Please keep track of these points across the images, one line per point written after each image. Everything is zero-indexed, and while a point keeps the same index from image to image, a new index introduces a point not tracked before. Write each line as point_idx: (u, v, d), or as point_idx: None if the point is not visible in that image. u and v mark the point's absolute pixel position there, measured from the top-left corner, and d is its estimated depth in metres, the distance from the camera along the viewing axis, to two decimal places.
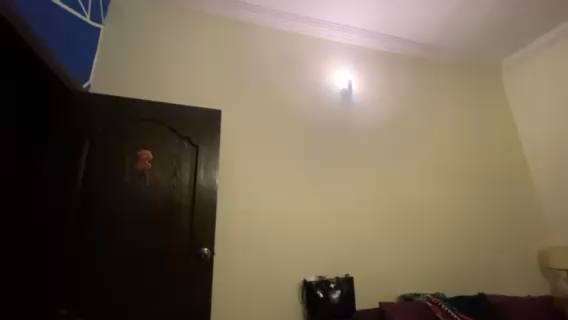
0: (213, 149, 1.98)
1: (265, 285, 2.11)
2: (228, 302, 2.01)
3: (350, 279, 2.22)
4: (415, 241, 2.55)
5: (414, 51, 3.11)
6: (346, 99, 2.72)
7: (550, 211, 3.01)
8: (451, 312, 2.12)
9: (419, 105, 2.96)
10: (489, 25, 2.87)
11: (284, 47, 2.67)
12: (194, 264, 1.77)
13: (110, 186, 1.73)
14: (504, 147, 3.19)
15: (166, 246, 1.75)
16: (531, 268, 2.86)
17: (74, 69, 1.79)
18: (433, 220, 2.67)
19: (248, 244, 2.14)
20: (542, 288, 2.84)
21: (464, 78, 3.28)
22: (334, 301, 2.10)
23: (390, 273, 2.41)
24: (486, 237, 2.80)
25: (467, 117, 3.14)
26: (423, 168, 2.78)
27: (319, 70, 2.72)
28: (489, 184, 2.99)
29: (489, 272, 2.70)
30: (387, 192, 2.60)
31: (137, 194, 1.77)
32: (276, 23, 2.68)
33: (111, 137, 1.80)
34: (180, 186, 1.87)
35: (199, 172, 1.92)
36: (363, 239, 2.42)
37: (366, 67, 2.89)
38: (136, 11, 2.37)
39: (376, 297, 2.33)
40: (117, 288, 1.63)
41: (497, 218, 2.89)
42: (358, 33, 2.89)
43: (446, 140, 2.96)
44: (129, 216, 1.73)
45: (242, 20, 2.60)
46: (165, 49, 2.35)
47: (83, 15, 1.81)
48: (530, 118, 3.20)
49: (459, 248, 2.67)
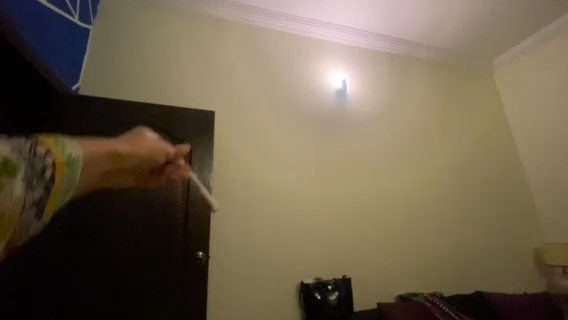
0: (206, 151, 1.96)
1: (263, 288, 2.08)
2: (224, 306, 1.97)
3: (348, 279, 2.19)
4: (412, 240, 2.55)
5: (408, 50, 3.12)
6: (341, 99, 2.71)
7: (543, 207, 3.05)
8: (451, 312, 2.10)
9: (413, 104, 2.97)
10: (482, 24, 2.90)
11: (278, 47, 2.66)
12: (188, 268, 1.74)
13: (101, 189, 1.70)
14: (498, 145, 3.22)
15: (159, 250, 1.72)
16: (527, 265, 2.87)
17: (62, 71, 1.73)
18: (429, 218, 2.67)
19: (244, 247, 2.11)
20: (538, 286, 2.85)
21: (457, 76, 3.30)
22: (332, 303, 2.08)
23: (388, 273, 2.40)
24: (482, 235, 2.81)
25: (462, 116, 3.16)
26: (419, 167, 2.79)
27: (314, 70, 2.71)
28: (483, 181, 3.01)
29: (486, 270, 2.72)
30: (383, 192, 2.60)
31: (130, 198, 1.74)
32: (270, 23, 2.67)
33: None
34: (174, 188, 1.84)
35: (192, 174, 1.89)
36: (360, 239, 2.40)
37: (360, 67, 2.88)
38: (126, 12, 2.33)
39: (374, 297, 2.32)
40: (107, 295, 1.58)
41: (493, 216, 2.91)
42: (352, 33, 2.90)
43: (440, 139, 2.97)
44: (121, 220, 1.69)
45: (237, 20, 2.59)
46: (157, 50, 2.32)
47: (70, 15, 1.75)
48: (523, 116, 3.24)
49: (456, 247, 2.68)
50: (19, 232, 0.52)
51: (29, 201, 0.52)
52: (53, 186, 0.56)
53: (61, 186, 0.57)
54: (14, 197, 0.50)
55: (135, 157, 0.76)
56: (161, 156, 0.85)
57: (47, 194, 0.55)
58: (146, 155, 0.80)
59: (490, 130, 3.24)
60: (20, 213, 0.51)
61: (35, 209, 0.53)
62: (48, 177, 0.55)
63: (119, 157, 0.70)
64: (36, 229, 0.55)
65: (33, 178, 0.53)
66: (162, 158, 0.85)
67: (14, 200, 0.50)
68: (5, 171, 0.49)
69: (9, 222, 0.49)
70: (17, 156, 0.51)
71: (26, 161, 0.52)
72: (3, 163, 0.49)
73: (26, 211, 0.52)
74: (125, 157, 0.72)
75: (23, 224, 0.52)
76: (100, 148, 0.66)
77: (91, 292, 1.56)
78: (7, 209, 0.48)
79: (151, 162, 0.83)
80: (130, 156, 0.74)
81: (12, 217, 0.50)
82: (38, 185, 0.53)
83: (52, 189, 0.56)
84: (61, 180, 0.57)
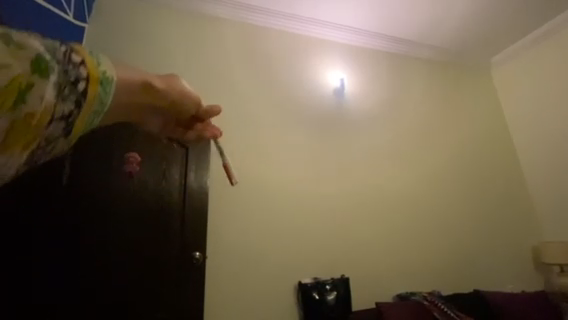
0: (203, 151, 1.95)
1: (261, 288, 2.07)
2: (222, 306, 1.96)
3: (346, 279, 2.19)
4: (410, 239, 2.55)
5: (405, 49, 3.11)
6: (339, 98, 2.70)
7: (541, 206, 3.06)
8: (448, 311, 2.12)
9: (411, 103, 2.97)
10: (480, 23, 2.90)
11: (276, 45, 2.65)
12: (185, 268, 1.73)
13: (96, 189, 1.67)
14: (495, 144, 3.22)
15: (156, 250, 1.70)
16: (525, 264, 2.88)
17: None
18: (427, 217, 2.67)
19: (241, 246, 2.10)
20: (536, 284, 2.86)
21: (455, 76, 3.30)
22: (330, 303, 2.08)
23: (386, 272, 2.40)
24: (481, 233, 2.81)
25: (459, 115, 3.16)
26: (417, 166, 2.79)
27: (312, 69, 2.70)
28: (481, 180, 3.01)
29: (483, 269, 2.72)
30: (381, 191, 2.59)
31: (126, 198, 1.72)
32: (267, 22, 2.66)
33: (96, 140, 1.74)
34: (170, 188, 1.82)
35: (189, 173, 1.88)
36: (358, 238, 2.40)
37: (358, 66, 2.88)
38: (122, 10, 2.30)
39: (372, 297, 2.31)
40: (102, 297, 1.56)
41: (490, 214, 2.92)
42: (350, 31, 2.89)
43: (438, 138, 2.97)
44: (118, 219, 1.67)
45: (234, 19, 2.57)
46: (153, 49, 2.30)
47: (65, 13, 1.72)
48: (520, 114, 3.25)
49: (454, 246, 2.68)
50: (46, 143, 0.39)
51: (57, 114, 0.38)
52: (87, 101, 0.40)
53: (97, 107, 0.41)
54: (41, 102, 0.36)
55: (166, 94, 0.62)
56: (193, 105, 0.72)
57: (79, 110, 0.39)
58: (176, 97, 0.66)
59: (487, 129, 3.24)
60: (43, 126, 0.37)
61: (64, 124, 0.39)
62: (81, 89, 0.39)
63: (153, 89, 0.57)
64: (64, 146, 0.41)
65: (64, 84, 0.38)
66: (193, 109, 0.73)
67: (42, 106, 0.36)
68: (37, 67, 0.36)
69: (28, 128, 0.36)
70: (50, 57, 0.37)
71: (59, 65, 0.38)
72: (32, 57, 0.36)
73: (52, 123, 0.38)
74: (155, 90, 0.57)
75: (47, 136, 0.38)
76: (134, 74, 0.52)
77: (86, 294, 1.54)
78: (32, 109, 0.35)
79: (180, 108, 0.69)
80: (161, 96, 0.61)
81: (36, 123, 0.36)
82: (69, 95, 0.38)
83: (86, 104, 0.40)
84: (97, 98, 0.40)
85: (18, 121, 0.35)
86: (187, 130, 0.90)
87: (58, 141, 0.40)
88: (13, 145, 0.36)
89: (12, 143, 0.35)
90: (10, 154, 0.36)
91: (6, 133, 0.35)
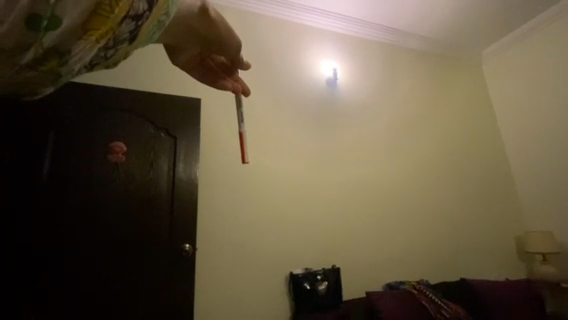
0: (192, 141, 1.90)
1: (252, 278, 2.07)
2: (211, 298, 1.94)
3: (337, 269, 2.20)
4: (400, 229, 2.59)
5: (397, 40, 3.09)
6: (331, 88, 2.68)
7: (526, 196, 3.14)
8: (435, 298, 2.16)
9: (402, 94, 2.97)
10: (471, 15, 2.90)
11: (268, 33, 2.58)
12: (174, 261, 1.70)
13: (79, 178, 1.61)
14: (483, 136, 3.27)
15: (145, 241, 1.67)
16: (509, 253, 2.97)
17: None
18: (417, 208, 2.71)
19: (232, 238, 2.08)
20: (519, 272, 2.95)
21: (445, 67, 3.30)
22: (321, 293, 2.09)
23: (376, 262, 2.43)
24: (468, 224, 2.88)
25: (448, 106, 3.18)
26: (407, 158, 2.81)
27: (305, 57, 2.66)
28: (469, 171, 3.07)
29: (469, 258, 2.79)
30: (372, 182, 2.61)
31: (112, 188, 1.66)
32: (260, 9, 2.59)
33: (79, 128, 1.67)
34: (157, 179, 1.77)
35: (177, 164, 1.83)
36: (349, 229, 2.42)
37: (350, 56, 2.84)
38: None
39: (362, 286, 2.34)
40: (91, 291, 1.52)
41: (477, 205, 2.98)
42: (343, 20, 2.85)
43: (428, 130, 3.00)
44: (104, 208, 1.63)
45: (226, 5, 2.49)
46: None
47: None
48: (508, 107, 3.31)
49: (442, 236, 2.73)
50: (113, 37, 0.42)
51: (132, 11, 0.41)
52: (158, 6, 0.44)
53: (162, 17, 0.47)
54: None
55: (216, 28, 0.69)
56: (233, 45, 0.75)
57: (149, 12, 0.43)
58: (222, 33, 0.71)
59: (476, 121, 3.28)
60: (118, 20, 0.40)
61: (133, 24, 0.42)
62: None
63: (208, 18, 0.65)
64: (120, 42, 0.45)
65: None
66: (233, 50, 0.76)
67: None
68: None
69: (107, 18, 0.39)
70: None
71: None
72: None
73: (124, 20, 0.41)
74: (208, 19, 0.66)
75: (116, 33, 0.42)
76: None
77: (73, 290, 1.50)
78: None
79: (223, 44, 0.73)
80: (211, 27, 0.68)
81: (115, 13, 0.39)
82: None
83: (156, 8, 0.44)
84: (166, 5, 0.46)
85: (104, 5, 0.37)
86: (216, 78, 0.90)
87: (118, 39, 0.44)
88: (90, 36, 0.39)
89: (89, 35, 0.39)
90: (83, 46, 0.40)
91: (89, 15, 0.37)
